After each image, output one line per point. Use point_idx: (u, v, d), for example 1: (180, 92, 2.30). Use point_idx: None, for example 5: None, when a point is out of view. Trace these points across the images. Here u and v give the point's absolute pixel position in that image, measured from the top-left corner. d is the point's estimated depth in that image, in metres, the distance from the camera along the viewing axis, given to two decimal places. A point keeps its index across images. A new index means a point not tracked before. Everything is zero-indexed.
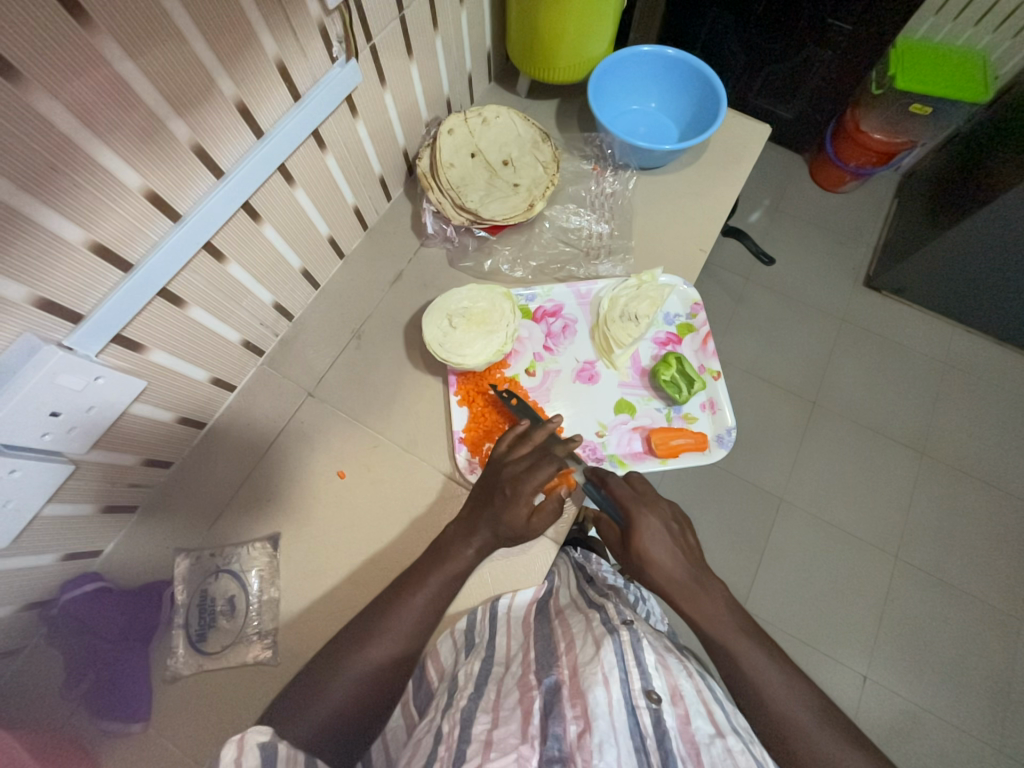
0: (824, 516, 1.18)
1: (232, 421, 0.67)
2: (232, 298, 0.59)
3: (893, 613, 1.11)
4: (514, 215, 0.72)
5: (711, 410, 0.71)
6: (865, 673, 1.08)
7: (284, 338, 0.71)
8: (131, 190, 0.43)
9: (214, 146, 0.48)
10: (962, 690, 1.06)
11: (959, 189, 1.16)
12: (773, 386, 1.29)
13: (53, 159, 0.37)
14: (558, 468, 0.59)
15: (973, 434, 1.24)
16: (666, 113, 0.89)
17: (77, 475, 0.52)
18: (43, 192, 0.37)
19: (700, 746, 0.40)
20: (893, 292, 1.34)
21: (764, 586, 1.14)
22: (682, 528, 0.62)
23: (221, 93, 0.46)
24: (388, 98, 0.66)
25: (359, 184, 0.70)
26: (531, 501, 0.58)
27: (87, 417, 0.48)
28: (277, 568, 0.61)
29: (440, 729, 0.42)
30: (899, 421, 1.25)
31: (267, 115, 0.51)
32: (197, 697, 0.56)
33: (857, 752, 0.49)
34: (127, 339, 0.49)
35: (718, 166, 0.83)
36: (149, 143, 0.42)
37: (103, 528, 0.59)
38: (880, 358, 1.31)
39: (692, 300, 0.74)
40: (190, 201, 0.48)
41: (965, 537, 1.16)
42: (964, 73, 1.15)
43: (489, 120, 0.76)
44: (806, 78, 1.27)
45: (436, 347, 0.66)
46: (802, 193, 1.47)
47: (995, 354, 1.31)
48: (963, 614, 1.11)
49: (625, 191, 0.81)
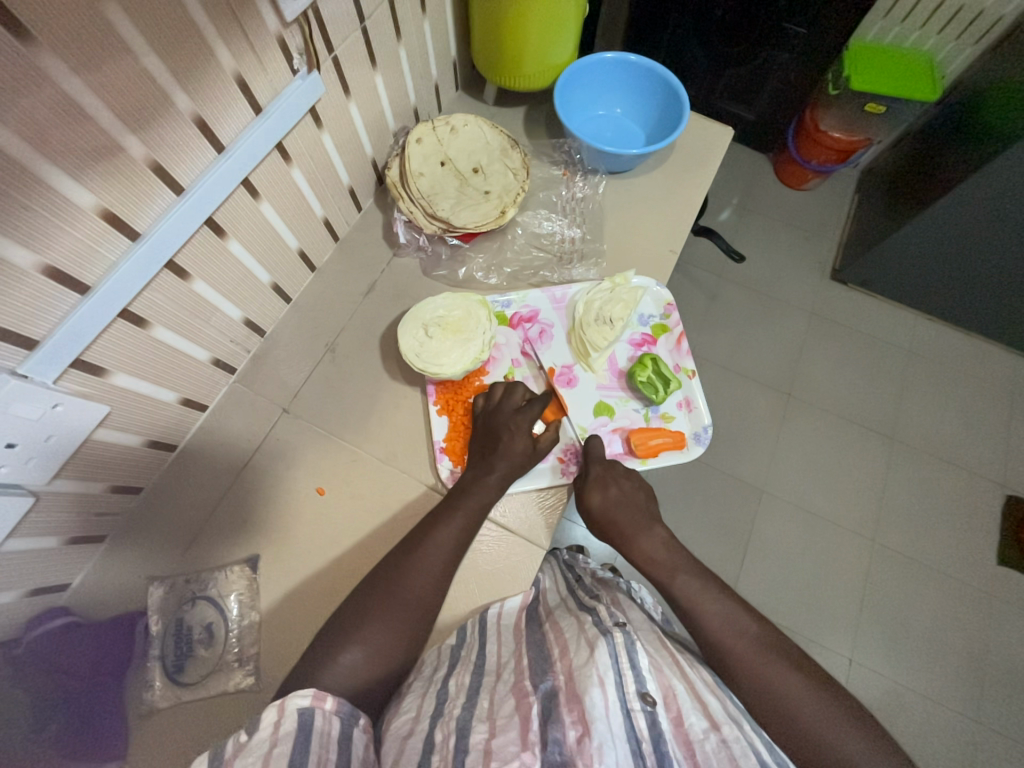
0: (804, 504, 1.21)
1: (205, 441, 0.65)
2: (200, 316, 0.57)
3: (873, 594, 1.15)
4: (486, 223, 0.72)
5: (687, 408, 0.72)
6: (849, 655, 1.11)
7: (256, 353, 0.69)
8: (85, 211, 0.41)
9: (173, 162, 0.46)
10: (941, 666, 1.10)
11: (916, 184, 1.21)
12: (750, 380, 1.32)
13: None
14: (547, 397, 0.68)
15: (939, 417, 1.29)
16: (632, 119, 0.90)
17: (39, 507, 0.49)
18: None
19: (695, 744, 0.41)
20: (857, 284, 1.39)
21: (750, 576, 1.16)
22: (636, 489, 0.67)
23: (177, 109, 0.45)
24: (354, 109, 0.66)
25: (328, 196, 0.69)
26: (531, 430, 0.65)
27: (46, 447, 0.46)
28: (257, 591, 0.60)
29: (432, 737, 0.41)
30: (870, 408, 1.30)
31: (228, 130, 0.50)
32: (175, 730, 0.54)
33: None
34: (87, 363, 0.47)
35: (684, 169, 0.84)
36: (104, 162, 0.41)
37: (70, 561, 0.56)
38: (849, 347, 1.35)
39: (665, 301, 0.76)
40: (148, 219, 0.47)
41: (937, 517, 1.21)
42: (912, 75, 1.20)
43: (457, 128, 0.76)
44: (766, 79, 1.30)
45: (413, 357, 0.65)
46: (767, 192, 1.51)
47: (956, 339, 1.36)
48: (938, 592, 1.15)
49: (595, 195, 0.82)
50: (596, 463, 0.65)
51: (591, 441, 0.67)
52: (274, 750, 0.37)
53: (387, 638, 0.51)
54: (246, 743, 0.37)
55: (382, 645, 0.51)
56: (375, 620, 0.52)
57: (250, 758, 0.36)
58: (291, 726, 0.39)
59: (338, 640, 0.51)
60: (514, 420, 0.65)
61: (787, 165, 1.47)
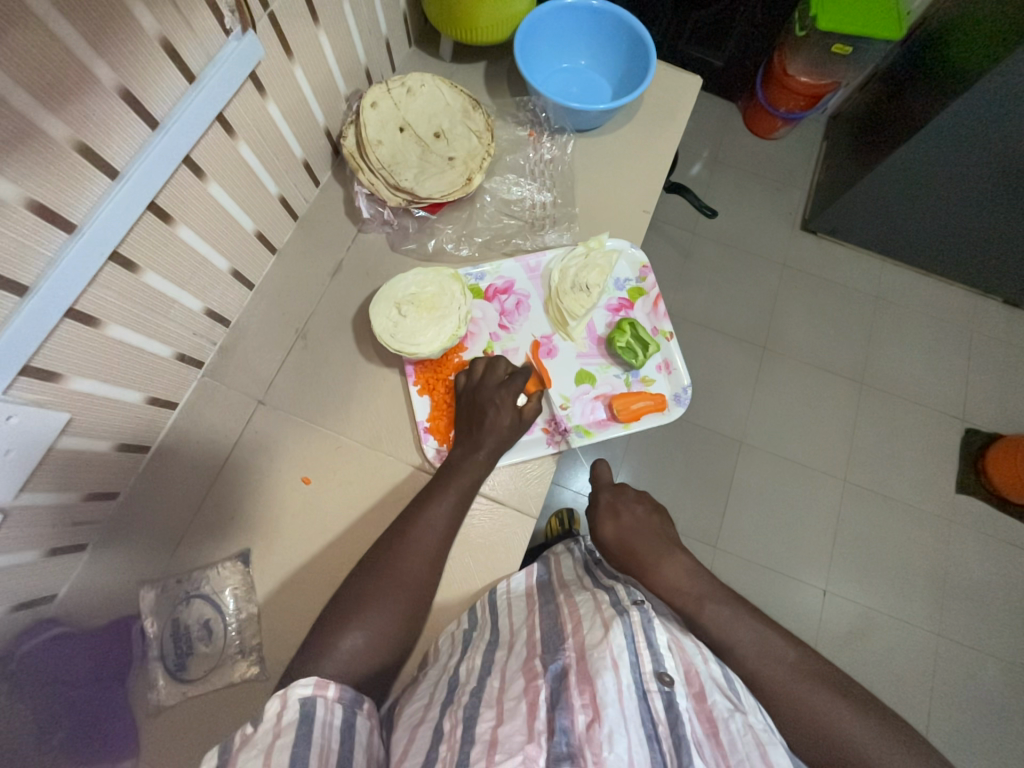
0: (780, 452, 1.27)
1: (179, 440, 0.63)
2: (155, 309, 0.54)
3: (846, 530, 1.22)
4: (453, 192, 0.69)
5: (666, 370, 0.73)
6: (825, 587, 1.19)
7: (223, 345, 0.66)
8: (9, 203, 0.38)
9: (102, 143, 0.42)
10: (907, 589, 1.20)
11: (883, 126, 1.20)
12: (726, 336, 1.34)
13: None
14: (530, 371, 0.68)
15: (905, 359, 1.34)
16: (597, 70, 0.86)
17: (10, 522, 0.47)
18: None
19: (718, 721, 0.44)
20: (827, 232, 1.40)
21: (732, 524, 1.22)
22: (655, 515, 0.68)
23: (100, 81, 0.40)
24: (299, 73, 0.61)
25: (282, 172, 0.65)
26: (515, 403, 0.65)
27: (6, 459, 0.44)
28: (252, 584, 0.60)
29: (440, 728, 0.42)
30: (841, 355, 1.34)
31: (160, 104, 0.46)
32: (185, 724, 0.54)
33: (834, 683, 0.53)
34: (38, 369, 0.44)
35: (653, 124, 0.82)
36: (21, 144, 0.37)
37: (53, 572, 0.55)
38: (820, 297, 1.38)
39: (640, 264, 0.75)
40: (84, 208, 0.43)
41: (903, 454, 1.28)
42: (876, 12, 1.14)
43: (414, 90, 0.71)
44: (734, 20, 1.28)
45: (388, 339, 0.63)
46: (737, 143, 1.49)
47: (919, 282, 1.40)
48: (904, 522, 1.24)
49: (564, 156, 0.79)
50: (605, 490, 0.70)
51: (598, 469, 0.73)
52: (276, 743, 0.38)
53: (390, 621, 0.52)
54: (251, 735, 0.38)
55: (386, 628, 0.52)
56: (376, 602, 0.53)
57: (253, 751, 0.37)
58: (293, 717, 0.40)
59: (339, 625, 0.51)
60: (498, 393, 0.64)
61: (755, 113, 1.44)
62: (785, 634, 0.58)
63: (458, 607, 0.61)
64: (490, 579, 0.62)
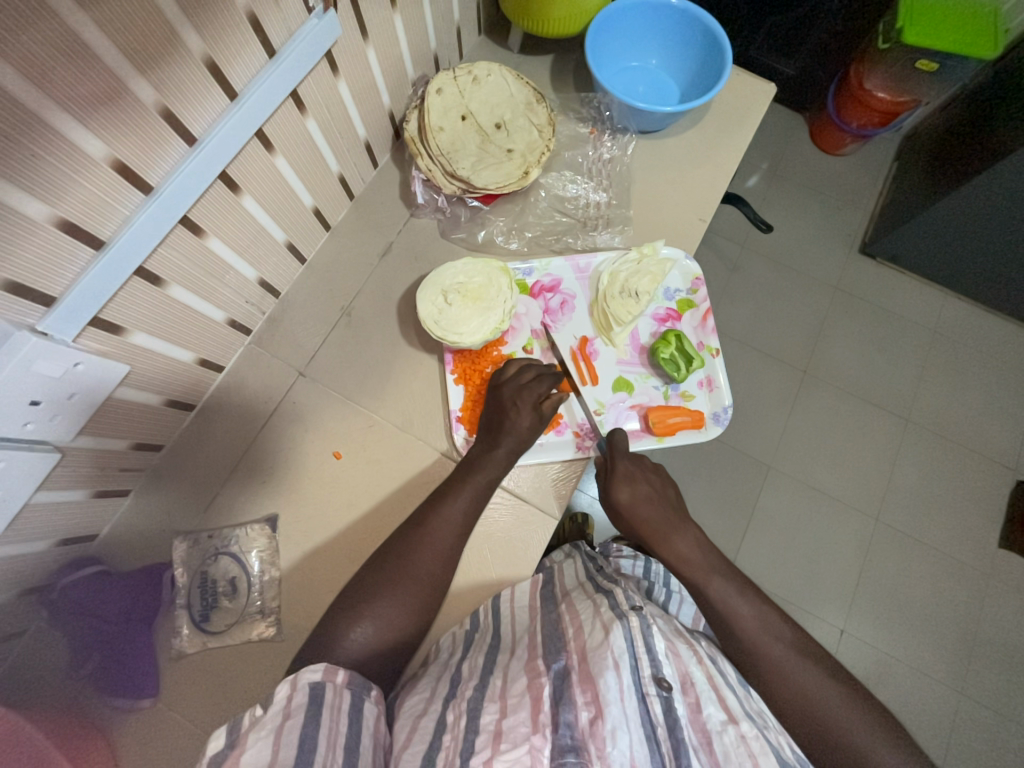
0: (810, 480, 1.22)
1: (223, 399, 0.65)
2: (214, 275, 0.56)
3: (871, 569, 1.17)
4: (508, 184, 0.69)
5: (708, 387, 0.71)
6: (842, 626, 1.14)
7: (271, 316, 0.69)
8: (96, 161, 0.39)
9: (185, 111, 0.44)
10: (933, 639, 1.13)
11: (963, 149, 1.12)
12: (766, 355, 1.29)
13: (13, 132, 0.34)
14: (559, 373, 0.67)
15: (956, 400, 1.26)
16: (666, 72, 0.84)
17: (65, 463, 0.50)
18: (14, 173, 0.35)
19: (712, 733, 0.42)
20: (888, 259, 1.33)
21: (751, 549, 1.18)
22: (662, 479, 0.67)
23: (186, 48, 0.41)
24: (371, 54, 0.62)
25: (344, 151, 0.66)
26: (544, 404, 0.64)
27: (70, 405, 0.46)
28: (276, 548, 0.61)
29: (443, 719, 0.42)
30: (886, 389, 1.27)
31: (241, 75, 0.47)
32: (201, 672, 0.57)
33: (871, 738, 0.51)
34: (105, 322, 0.46)
35: (720, 131, 0.79)
36: (115, 110, 0.39)
37: (97, 513, 0.58)
38: (872, 325, 1.31)
39: (693, 275, 0.73)
40: (162, 172, 0.45)
41: (945, 499, 1.21)
42: (973, 27, 1.04)
43: (480, 78, 0.71)
44: (812, 30, 1.22)
45: (431, 324, 0.64)
46: (801, 157, 1.42)
47: (982, 320, 1.32)
48: (938, 570, 1.17)
49: (623, 156, 0.77)
50: (622, 458, 0.64)
51: (614, 436, 0.66)
52: (285, 723, 0.38)
53: (404, 605, 0.54)
54: (261, 717, 0.39)
55: (395, 614, 0.53)
56: (393, 584, 0.54)
57: (263, 730, 0.38)
58: (301, 701, 0.41)
59: (355, 606, 0.53)
60: (519, 395, 0.63)
61: (824, 128, 1.38)
62: (792, 632, 0.57)
63: (470, 596, 0.61)
64: (504, 575, 0.62)
